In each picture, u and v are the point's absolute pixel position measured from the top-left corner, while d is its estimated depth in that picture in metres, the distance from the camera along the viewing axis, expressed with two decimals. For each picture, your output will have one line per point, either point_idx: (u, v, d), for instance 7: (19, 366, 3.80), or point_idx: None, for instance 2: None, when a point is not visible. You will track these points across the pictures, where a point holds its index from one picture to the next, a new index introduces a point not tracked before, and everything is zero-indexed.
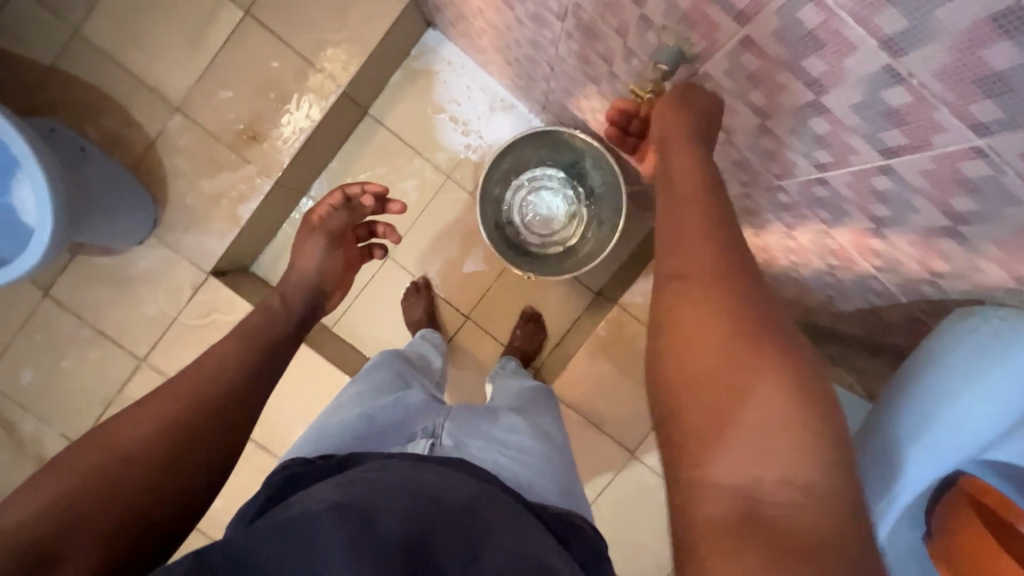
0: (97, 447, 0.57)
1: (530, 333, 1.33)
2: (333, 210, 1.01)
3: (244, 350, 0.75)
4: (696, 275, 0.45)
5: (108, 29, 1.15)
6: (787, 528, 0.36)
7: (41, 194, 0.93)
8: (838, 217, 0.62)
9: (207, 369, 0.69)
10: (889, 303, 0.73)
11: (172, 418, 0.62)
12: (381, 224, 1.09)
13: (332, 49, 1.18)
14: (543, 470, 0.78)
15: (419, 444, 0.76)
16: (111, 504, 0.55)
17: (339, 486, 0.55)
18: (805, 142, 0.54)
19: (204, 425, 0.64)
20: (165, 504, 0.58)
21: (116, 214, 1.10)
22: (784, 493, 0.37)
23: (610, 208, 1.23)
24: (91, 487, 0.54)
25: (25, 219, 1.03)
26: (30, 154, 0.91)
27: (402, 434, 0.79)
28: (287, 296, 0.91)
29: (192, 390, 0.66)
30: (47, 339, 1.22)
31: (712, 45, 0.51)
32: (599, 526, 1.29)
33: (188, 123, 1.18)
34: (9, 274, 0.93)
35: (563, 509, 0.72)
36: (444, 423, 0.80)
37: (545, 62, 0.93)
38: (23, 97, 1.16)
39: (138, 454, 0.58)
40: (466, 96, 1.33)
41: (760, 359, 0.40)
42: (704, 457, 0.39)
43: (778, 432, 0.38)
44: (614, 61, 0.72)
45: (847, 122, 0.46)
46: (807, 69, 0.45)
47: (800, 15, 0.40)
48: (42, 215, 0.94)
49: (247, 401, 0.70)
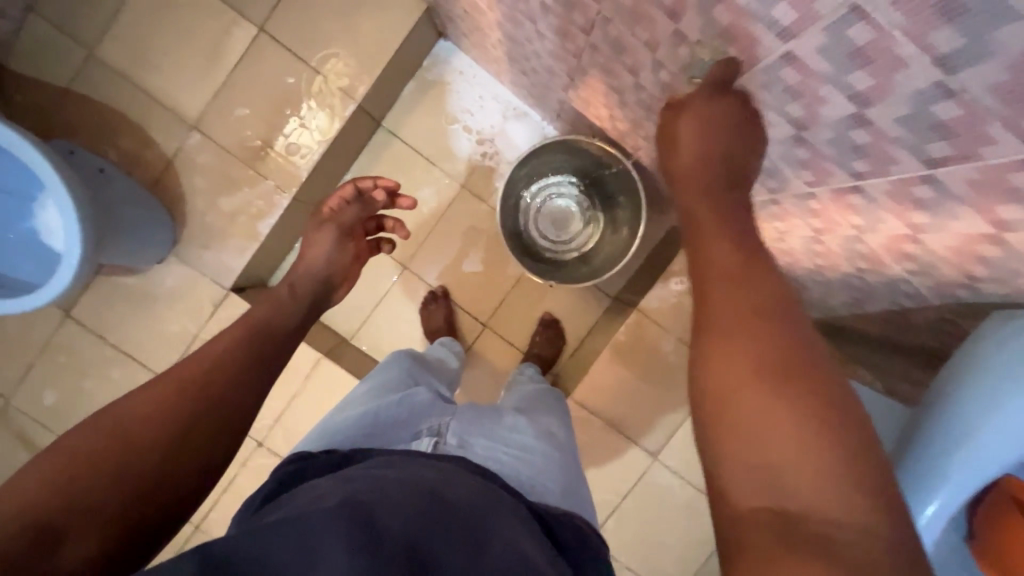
0: (102, 430, 0.56)
1: (550, 339, 1.34)
2: (345, 203, 1.00)
3: (248, 338, 0.73)
4: (727, 304, 0.46)
5: (123, 49, 1.16)
6: (830, 545, 0.36)
7: (68, 217, 0.94)
8: (872, 224, 0.63)
9: (211, 357, 0.67)
10: (918, 305, 0.73)
11: (178, 404, 0.61)
12: (390, 219, 1.08)
13: (347, 63, 1.19)
14: (547, 470, 0.77)
15: (424, 442, 0.75)
16: (108, 494, 0.53)
17: (346, 488, 0.53)
18: (842, 152, 0.55)
19: (206, 414, 0.62)
20: (169, 492, 0.58)
21: (137, 233, 1.11)
22: (823, 511, 0.38)
23: (626, 214, 1.23)
24: (96, 471, 0.54)
25: (50, 241, 1.04)
26: (57, 178, 0.92)
27: (407, 431, 0.78)
28: (296, 285, 0.90)
29: (200, 376, 0.65)
30: (69, 359, 1.22)
31: (750, 59, 0.52)
32: (624, 530, 1.29)
33: (205, 140, 1.19)
34: (40, 298, 0.93)
35: (563, 509, 0.70)
36: (450, 422, 0.78)
37: (565, 72, 0.94)
38: (40, 120, 1.16)
39: (143, 440, 0.57)
40: (480, 106, 1.34)
41: (788, 385, 0.42)
42: (740, 478, 0.41)
43: (811, 452, 0.39)
44: (640, 72, 0.73)
45: (890, 133, 0.47)
46: (851, 84, 0.45)
47: (849, 33, 0.40)
48: (71, 238, 0.94)
49: (252, 390, 0.68)
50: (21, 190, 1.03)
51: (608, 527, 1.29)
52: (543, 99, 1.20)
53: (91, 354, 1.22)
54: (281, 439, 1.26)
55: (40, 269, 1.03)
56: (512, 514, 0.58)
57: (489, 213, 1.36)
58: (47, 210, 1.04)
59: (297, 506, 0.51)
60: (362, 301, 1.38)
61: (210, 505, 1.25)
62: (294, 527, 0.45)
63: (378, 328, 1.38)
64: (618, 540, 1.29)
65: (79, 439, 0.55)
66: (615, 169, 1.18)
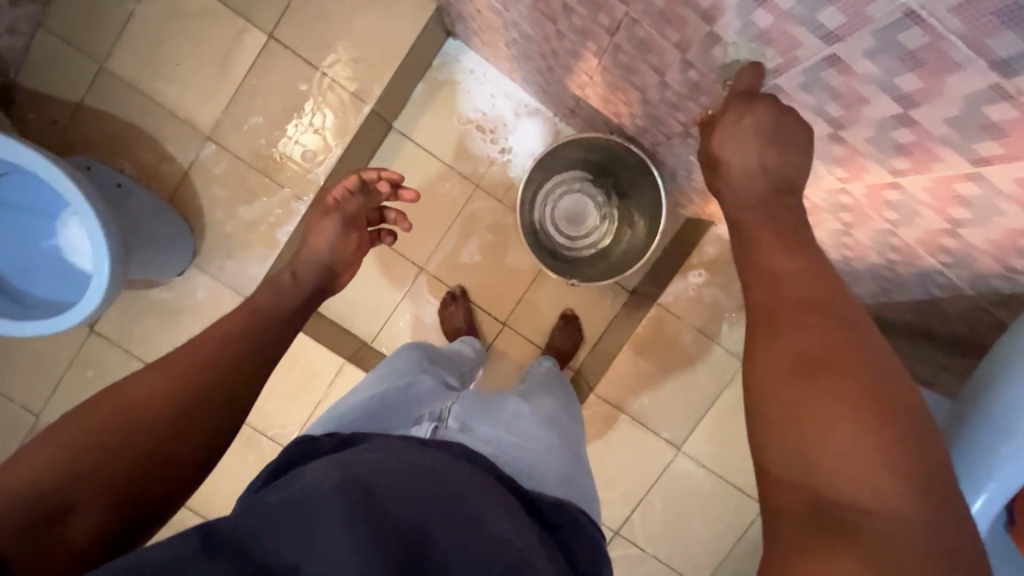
0: (102, 409, 0.56)
1: (570, 333, 1.35)
2: (349, 193, 0.98)
3: (253, 324, 0.73)
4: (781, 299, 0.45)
5: (134, 61, 1.15)
6: (885, 550, 0.35)
7: (95, 234, 0.94)
8: (908, 218, 0.63)
9: (218, 338, 0.66)
10: (951, 295, 0.73)
11: (181, 383, 0.60)
12: (393, 210, 1.05)
13: (358, 67, 1.18)
14: (551, 458, 0.71)
15: (422, 428, 0.69)
16: (115, 471, 0.53)
17: (336, 467, 0.51)
18: (882, 149, 0.55)
19: (211, 394, 0.61)
20: (170, 471, 0.57)
21: (160, 246, 1.11)
22: (877, 513, 0.36)
23: (643, 209, 1.23)
24: (102, 448, 0.53)
25: (77, 257, 1.04)
26: (82, 196, 0.92)
27: (408, 416, 0.72)
28: (298, 271, 0.89)
29: (205, 356, 0.64)
30: (97, 372, 1.23)
31: (790, 61, 0.52)
32: (650, 521, 1.30)
33: (220, 150, 1.19)
34: (74, 316, 0.94)
35: (561, 500, 0.65)
36: (452, 406, 0.72)
37: (583, 70, 0.93)
38: (55, 135, 1.16)
39: (142, 418, 0.56)
40: (490, 104, 1.33)
41: (844, 383, 0.40)
42: (785, 470, 0.40)
43: (866, 451, 0.38)
44: (666, 71, 0.72)
45: (937, 132, 0.47)
46: (898, 85, 0.45)
47: (901, 36, 0.40)
48: (99, 255, 0.95)
49: (254, 373, 0.67)
50: (44, 208, 1.04)
51: (635, 519, 1.30)
52: (557, 96, 1.19)
53: (118, 367, 1.23)
54: None
55: (69, 288, 1.04)
56: (503, 501, 0.56)
57: (505, 212, 1.36)
58: (70, 226, 1.04)
59: (287, 485, 0.49)
60: (381, 305, 1.38)
61: None
62: (288, 507, 0.44)
63: (398, 331, 1.39)
64: (646, 532, 1.31)
65: (79, 418, 0.55)
66: (632, 163, 1.17)
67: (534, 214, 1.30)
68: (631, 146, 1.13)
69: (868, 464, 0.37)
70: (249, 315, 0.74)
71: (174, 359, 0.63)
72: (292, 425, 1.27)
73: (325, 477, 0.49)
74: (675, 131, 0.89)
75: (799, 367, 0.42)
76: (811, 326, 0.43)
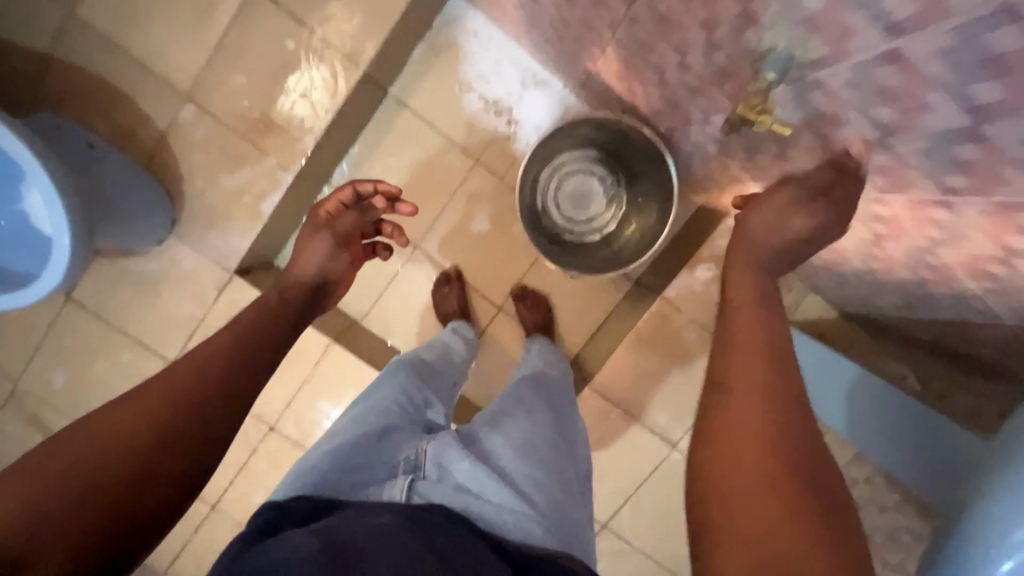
0: (80, 439, 0.52)
1: (533, 304, 1.28)
2: (343, 207, 0.95)
3: (236, 344, 0.67)
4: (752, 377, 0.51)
5: (106, 9, 1.05)
6: None
7: (53, 204, 0.87)
8: (953, 239, 0.55)
9: (194, 365, 0.61)
10: (987, 322, 0.66)
11: (151, 418, 0.55)
12: (389, 224, 1.03)
13: (351, 25, 1.07)
14: (547, 503, 0.64)
15: (397, 487, 0.62)
16: (76, 519, 0.49)
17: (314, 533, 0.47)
18: (936, 165, 0.47)
19: (183, 428, 0.57)
20: (139, 514, 0.52)
21: (132, 215, 1.05)
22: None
23: (655, 195, 1.15)
24: (61, 494, 0.49)
25: (41, 224, 0.98)
26: (36, 162, 0.84)
27: (382, 469, 0.65)
28: (285, 292, 0.84)
29: (178, 385, 0.59)
30: (75, 342, 1.19)
31: (840, 52, 0.45)
32: (639, 517, 1.28)
33: (200, 112, 1.10)
34: (36, 292, 0.89)
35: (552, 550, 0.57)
36: (427, 449, 0.65)
37: (598, 42, 0.83)
38: (22, 88, 1.08)
39: (128, 444, 0.53)
40: (496, 72, 1.22)
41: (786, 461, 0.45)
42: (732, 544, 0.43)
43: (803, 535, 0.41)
44: (689, 51, 0.63)
45: (1010, 153, 0.39)
46: (971, 93, 0.37)
47: (990, 36, 0.33)
48: (59, 227, 0.88)
49: (232, 402, 0.61)
50: (6, 172, 0.97)
51: (623, 514, 1.28)
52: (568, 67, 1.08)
53: (97, 338, 1.19)
54: (293, 423, 1.24)
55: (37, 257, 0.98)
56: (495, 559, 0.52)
57: (506, 191, 1.28)
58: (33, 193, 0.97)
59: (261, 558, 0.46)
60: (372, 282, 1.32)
61: (226, 485, 1.26)
62: None
63: (389, 311, 1.33)
64: (634, 528, 1.28)
65: (55, 453, 0.51)
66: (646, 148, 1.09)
67: (535, 195, 1.21)
68: (644, 129, 1.06)
69: (801, 542, 0.41)
70: (233, 329, 0.69)
71: (155, 383, 0.59)
72: (275, 405, 1.24)
73: (300, 546, 0.45)
74: (694, 118, 0.80)
75: (743, 413, 0.49)
76: (764, 378, 0.51)
